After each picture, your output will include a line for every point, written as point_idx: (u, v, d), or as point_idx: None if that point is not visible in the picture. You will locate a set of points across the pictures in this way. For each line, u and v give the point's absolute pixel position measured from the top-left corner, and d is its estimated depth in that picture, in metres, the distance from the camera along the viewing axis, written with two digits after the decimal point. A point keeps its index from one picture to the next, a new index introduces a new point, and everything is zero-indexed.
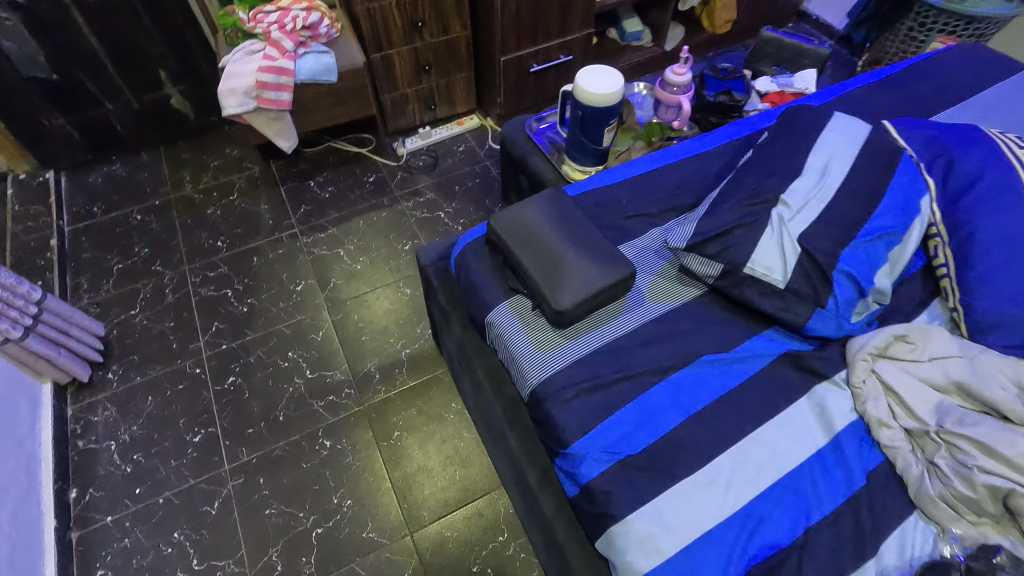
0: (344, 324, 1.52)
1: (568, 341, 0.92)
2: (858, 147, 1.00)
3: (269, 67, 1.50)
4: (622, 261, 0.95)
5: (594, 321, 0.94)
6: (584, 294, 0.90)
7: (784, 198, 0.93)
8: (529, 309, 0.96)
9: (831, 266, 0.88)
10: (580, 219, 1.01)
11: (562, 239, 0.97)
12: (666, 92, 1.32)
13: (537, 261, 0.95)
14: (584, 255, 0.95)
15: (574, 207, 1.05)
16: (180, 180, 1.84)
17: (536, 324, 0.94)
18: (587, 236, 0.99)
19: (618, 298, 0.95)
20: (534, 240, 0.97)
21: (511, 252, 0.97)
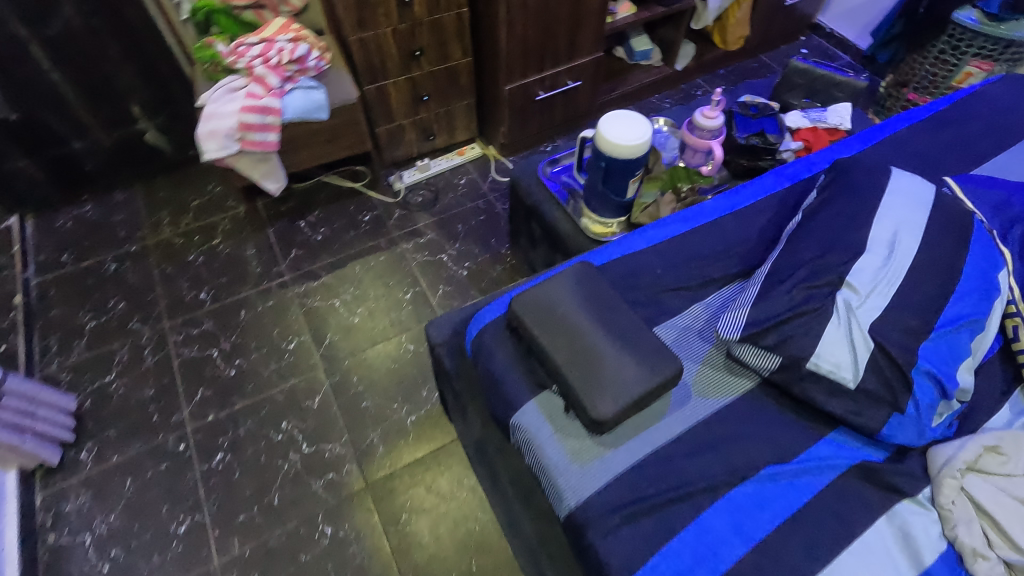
0: (342, 389, 1.39)
1: (608, 451, 0.80)
2: (927, 214, 0.88)
3: (253, 107, 1.35)
4: (666, 356, 0.83)
5: (636, 424, 0.83)
6: (627, 400, 0.79)
7: (850, 280, 0.82)
8: (560, 410, 0.84)
9: (910, 366, 0.76)
10: (615, 302, 0.90)
11: (597, 328, 0.85)
12: (694, 135, 1.22)
13: (571, 357, 0.83)
14: (623, 349, 0.83)
15: (605, 284, 0.93)
16: (158, 222, 1.69)
17: (570, 429, 0.82)
18: (624, 324, 0.87)
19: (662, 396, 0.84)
20: (566, 330, 0.85)
21: (540, 344, 0.85)
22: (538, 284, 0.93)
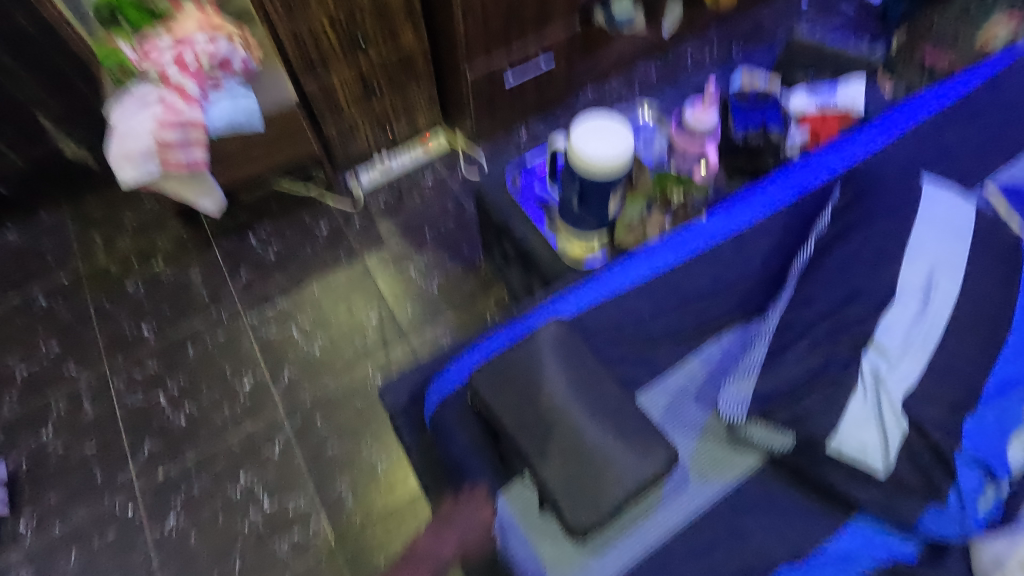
0: (305, 433, 1.26)
1: (591, 559, 0.68)
2: (968, 247, 0.73)
3: (171, 122, 1.15)
4: (660, 438, 0.69)
5: (625, 522, 0.69)
6: (610, 506, 0.65)
7: (877, 340, 0.67)
8: (535, 507, 0.71)
9: (952, 451, 0.63)
10: (598, 369, 0.75)
11: (578, 407, 0.71)
12: (684, 136, 1.07)
13: (544, 450, 0.69)
14: (607, 433, 0.69)
15: (584, 345, 0.78)
16: (90, 247, 1.51)
17: (547, 530, 0.70)
18: (610, 398, 0.72)
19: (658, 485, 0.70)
20: (536, 413, 0.71)
21: (508, 432, 0.71)
22: (507, 349, 0.78)
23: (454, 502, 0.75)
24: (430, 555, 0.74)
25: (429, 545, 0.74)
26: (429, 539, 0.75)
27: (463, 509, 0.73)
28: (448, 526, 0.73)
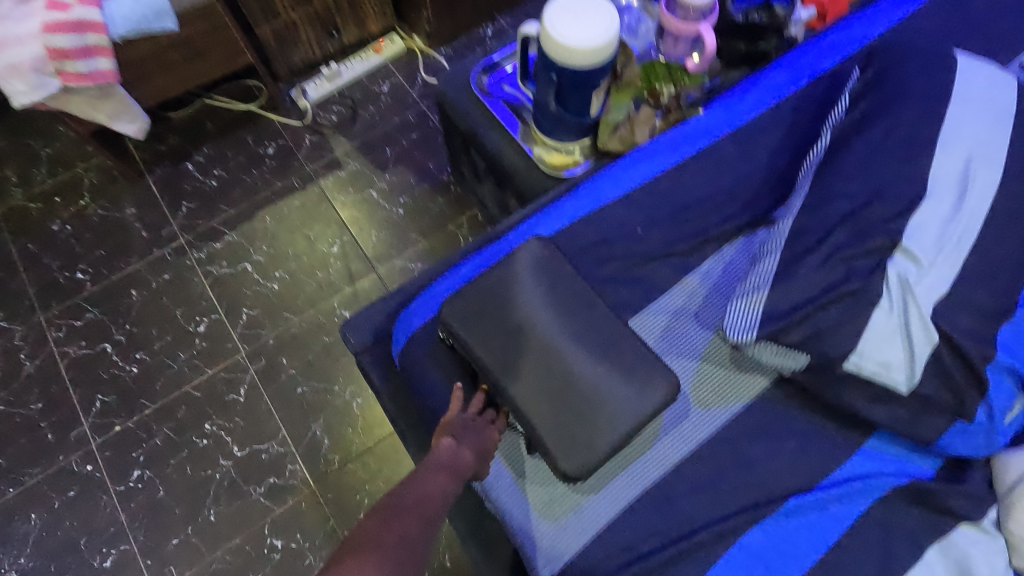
0: (271, 374, 1.17)
1: (584, 501, 0.61)
2: (1009, 129, 0.63)
3: (63, 25, 0.95)
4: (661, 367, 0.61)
5: (620, 459, 0.63)
6: (606, 444, 0.58)
7: (906, 244, 0.58)
8: (521, 449, 0.64)
9: (985, 363, 0.56)
10: (587, 293, 0.65)
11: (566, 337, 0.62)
12: (676, 18, 0.89)
13: (528, 387, 0.60)
14: (600, 364, 0.61)
15: (569, 265, 0.68)
16: (3, 183, 1.32)
17: (535, 472, 0.63)
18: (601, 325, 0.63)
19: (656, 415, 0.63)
20: (517, 347, 0.62)
21: (487, 370, 0.62)
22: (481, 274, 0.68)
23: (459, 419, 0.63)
24: (446, 470, 0.59)
25: (444, 457, 0.60)
26: (440, 455, 0.60)
27: (471, 423, 0.63)
28: (462, 438, 0.61)
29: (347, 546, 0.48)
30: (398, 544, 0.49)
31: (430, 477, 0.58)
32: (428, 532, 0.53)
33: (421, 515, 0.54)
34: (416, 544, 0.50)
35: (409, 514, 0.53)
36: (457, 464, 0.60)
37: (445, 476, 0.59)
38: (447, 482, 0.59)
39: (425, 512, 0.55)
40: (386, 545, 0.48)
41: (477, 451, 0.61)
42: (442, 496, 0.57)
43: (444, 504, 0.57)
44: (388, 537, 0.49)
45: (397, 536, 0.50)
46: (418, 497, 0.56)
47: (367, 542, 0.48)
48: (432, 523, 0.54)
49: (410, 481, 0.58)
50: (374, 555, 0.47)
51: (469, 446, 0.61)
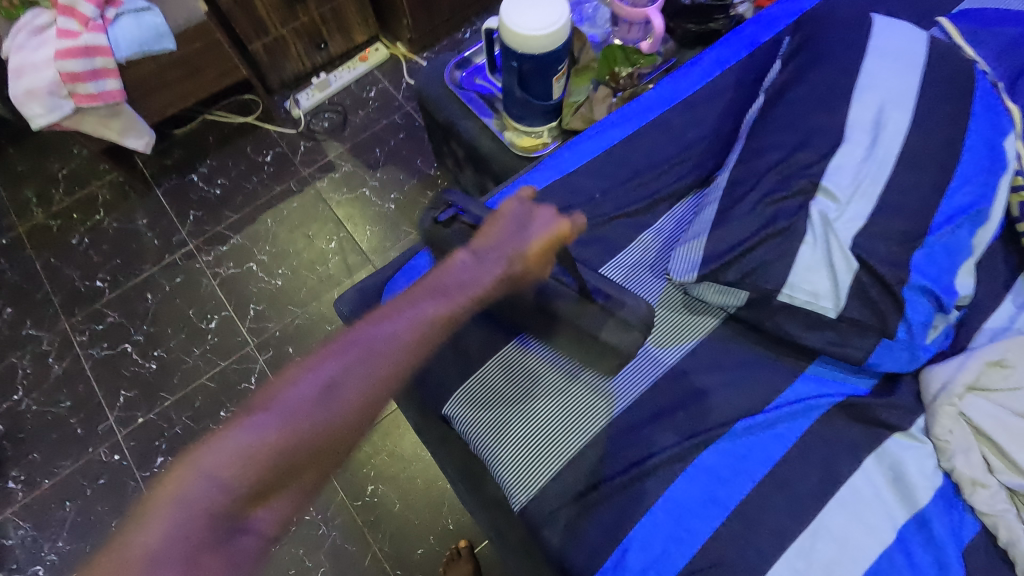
0: (279, 362, 1.26)
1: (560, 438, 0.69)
2: (919, 78, 0.69)
3: (72, 49, 1.05)
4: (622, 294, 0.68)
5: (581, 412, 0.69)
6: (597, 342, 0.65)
7: (825, 185, 0.65)
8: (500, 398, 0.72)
9: (901, 285, 0.63)
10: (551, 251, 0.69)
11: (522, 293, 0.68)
12: (626, 5, 0.96)
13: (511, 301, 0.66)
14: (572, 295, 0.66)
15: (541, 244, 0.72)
16: (24, 204, 1.43)
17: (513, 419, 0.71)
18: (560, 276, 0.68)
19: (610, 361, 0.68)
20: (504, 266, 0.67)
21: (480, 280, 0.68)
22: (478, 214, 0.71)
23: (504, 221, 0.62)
24: (461, 285, 0.58)
25: (462, 274, 0.58)
26: (455, 271, 0.59)
27: (513, 224, 0.62)
28: (493, 247, 0.60)
29: (275, 391, 0.49)
30: (321, 395, 0.49)
31: (404, 314, 0.55)
32: (373, 379, 0.51)
33: (368, 363, 0.51)
34: (342, 396, 0.50)
35: (350, 361, 0.51)
36: (517, 252, 0.60)
37: (432, 302, 0.56)
38: (432, 309, 0.56)
39: (373, 360, 0.52)
40: (307, 400, 0.49)
41: (502, 264, 0.59)
42: (410, 335, 0.54)
43: (411, 344, 0.53)
44: (308, 390, 0.49)
45: (321, 387, 0.50)
46: (371, 340, 0.53)
47: (287, 394, 0.49)
48: (390, 364, 0.52)
49: (377, 316, 0.55)
50: (289, 410, 0.48)
51: (527, 235, 0.61)
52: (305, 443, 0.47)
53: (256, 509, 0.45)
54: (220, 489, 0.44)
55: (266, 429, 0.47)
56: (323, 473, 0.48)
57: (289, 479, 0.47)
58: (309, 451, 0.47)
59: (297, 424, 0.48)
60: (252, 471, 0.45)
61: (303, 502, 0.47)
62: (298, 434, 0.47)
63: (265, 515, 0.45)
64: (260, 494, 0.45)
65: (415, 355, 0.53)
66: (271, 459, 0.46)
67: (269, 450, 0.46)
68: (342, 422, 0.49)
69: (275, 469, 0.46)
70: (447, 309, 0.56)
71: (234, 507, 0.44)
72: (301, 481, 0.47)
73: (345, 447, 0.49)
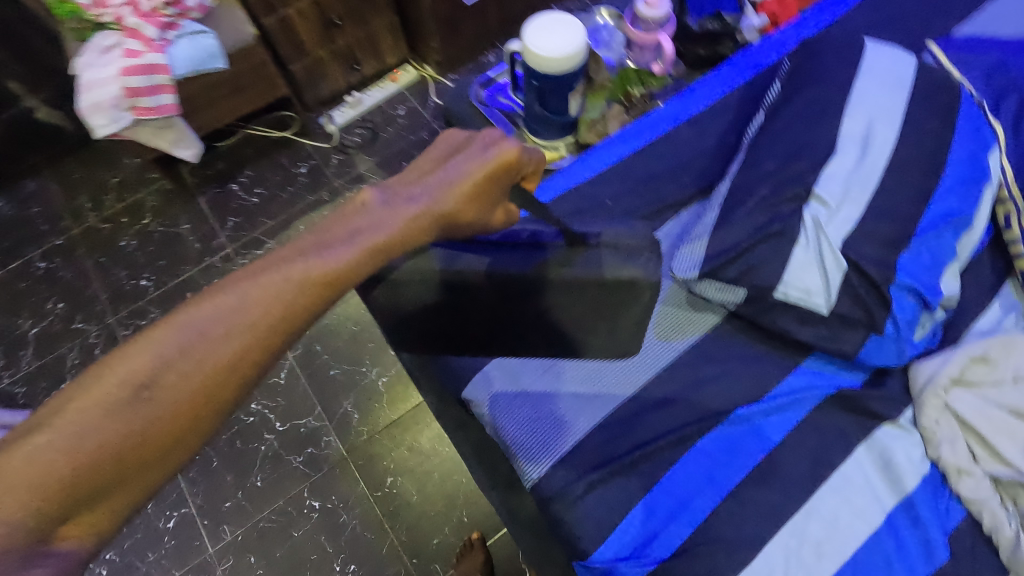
0: (307, 359, 1.33)
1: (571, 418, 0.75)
2: (907, 96, 0.75)
3: (136, 67, 1.16)
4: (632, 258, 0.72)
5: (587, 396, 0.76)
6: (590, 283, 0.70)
7: (817, 192, 0.72)
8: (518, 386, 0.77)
9: (888, 284, 0.68)
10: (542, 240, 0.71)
11: (515, 265, 0.70)
12: (638, 31, 1.04)
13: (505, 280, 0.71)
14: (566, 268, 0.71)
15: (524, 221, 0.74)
16: (78, 208, 1.54)
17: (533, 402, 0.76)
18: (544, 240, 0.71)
19: (625, 304, 0.74)
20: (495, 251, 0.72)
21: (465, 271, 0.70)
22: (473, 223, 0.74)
23: (436, 162, 0.57)
24: (368, 226, 0.50)
25: (377, 211, 0.51)
26: (374, 210, 0.51)
27: (450, 163, 0.56)
28: (423, 187, 0.54)
29: (98, 373, 0.42)
30: (155, 375, 0.42)
31: (275, 273, 0.46)
32: (236, 341, 0.43)
33: (217, 345, 0.43)
34: (177, 382, 0.42)
35: (189, 342, 0.43)
36: (455, 185, 0.54)
37: (331, 254, 0.48)
38: (339, 260, 0.47)
39: (221, 339, 0.43)
40: (123, 401, 0.41)
41: (433, 200, 0.53)
42: (281, 300, 0.45)
43: (281, 314, 0.45)
44: (121, 387, 0.41)
45: (142, 385, 0.41)
46: (211, 317, 0.44)
47: (91, 398, 0.40)
48: (260, 322, 0.44)
49: (232, 286, 0.45)
50: (110, 399, 0.40)
51: (460, 170, 0.55)
52: (138, 431, 0.40)
53: (58, 535, 0.39)
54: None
55: (63, 448, 0.39)
56: (158, 480, 0.42)
57: (111, 492, 0.40)
58: (131, 457, 0.40)
59: (110, 430, 0.40)
60: (45, 499, 0.38)
61: (126, 514, 0.41)
62: (128, 428, 0.40)
63: (73, 544, 0.39)
64: (65, 515, 0.39)
65: (288, 327, 0.45)
66: (71, 476, 0.39)
67: (67, 468, 0.39)
68: (189, 400, 0.42)
69: (80, 487, 0.39)
70: (341, 266, 0.47)
71: (43, 527, 0.38)
72: (125, 494, 0.41)
73: (188, 442, 0.42)
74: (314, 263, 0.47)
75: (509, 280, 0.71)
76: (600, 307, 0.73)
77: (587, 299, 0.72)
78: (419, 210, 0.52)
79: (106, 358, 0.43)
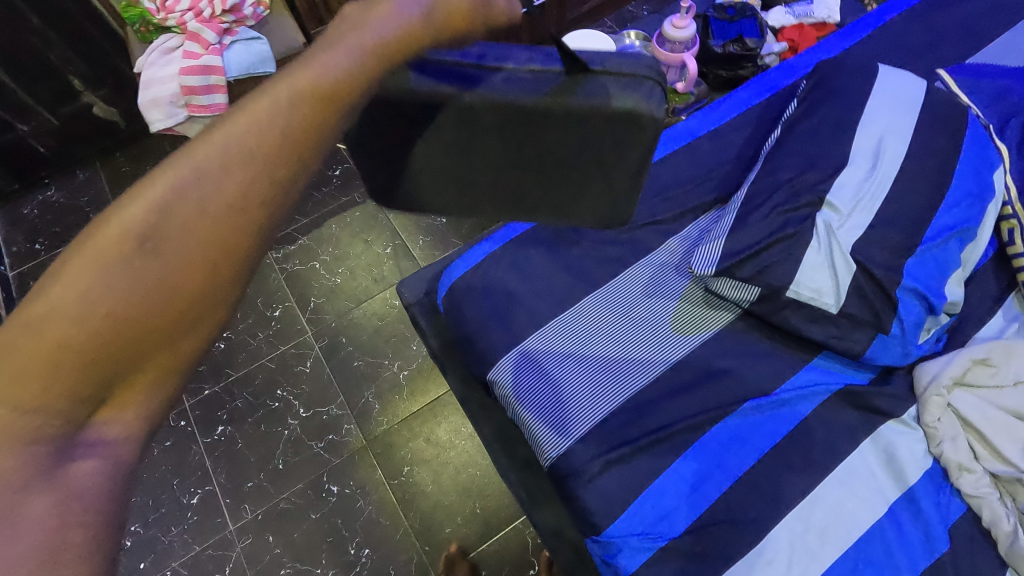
0: (333, 350, 1.39)
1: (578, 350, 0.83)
2: (916, 115, 0.81)
3: (194, 67, 1.25)
4: (633, 82, 0.53)
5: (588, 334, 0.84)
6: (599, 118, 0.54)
7: (829, 199, 0.76)
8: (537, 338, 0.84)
9: (894, 287, 0.73)
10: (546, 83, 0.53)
11: (507, 92, 0.53)
12: (666, 50, 1.11)
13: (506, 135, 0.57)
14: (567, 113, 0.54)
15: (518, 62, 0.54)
16: None
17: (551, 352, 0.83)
18: (532, 66, 0.53)
19: (623, 139, 0.56)
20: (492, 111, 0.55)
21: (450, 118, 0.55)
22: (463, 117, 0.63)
23: None
24: (352, 38, 0.46)
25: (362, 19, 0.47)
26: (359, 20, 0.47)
27: None
28: None
29: (89, 242, 0.39)
30: (155, 224, 0.39)
31: (264, 99, 0.43)
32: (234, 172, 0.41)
33: (216, 185, 0.41)
34: (183, 223, 0.40)
35: (182, 187, 0.40)
36: None
37: (326, 69, 0.45)
38: (334, 73, 0.45)
39: (220, 175, 0.41)
40: (126, 258, 0.38)
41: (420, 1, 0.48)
42: (274, 126, 0.43)
43: (281, 140, 0.43)
44: (123, 240, 0.39)
45: (143, 238, 0.39)
46: (206, 155, 0.41)
47: (88, 257, 0.38)
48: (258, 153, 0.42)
49: (215, 129, 0.42)
50: (110, 261, 0.38)
51: None
52: (154, 284, 0.39)
53: (98, 418, 0.39)
54: (32, 414, 0.36)
55: (71, 321, 0.37)
56: (192, 346, 0.41)
57: (141, 365, 0.39)
58: (146, 322, 0.38)
59: (121, 289, 0.38)
60: (68, 379, 0.37)
61: (167, 384, 0.41)
62: (143, 283, 0.38)
63: (109, 421, 0.39)
64: (100, 395, 0.39)
65: (293, 156, 0.43)
66: (90, 344, 0.37)
67: (80, 343, 0.37)
68: (199, 239, 0.40)
69: (104, 361, 0.38)
70: (334, 80, 0.45)
71: (74, 412, 0.38)
72: (154, 363, 0.40)
73: (214, 297, 0.41)
74: (300, 84, 0.44)
75: (507, 111, 0.54)
76: (598, 145, 0.57)
77: (588, 134, 0.55)
78: (405, 16, 0.47)
79: (93, 226, 0.40)
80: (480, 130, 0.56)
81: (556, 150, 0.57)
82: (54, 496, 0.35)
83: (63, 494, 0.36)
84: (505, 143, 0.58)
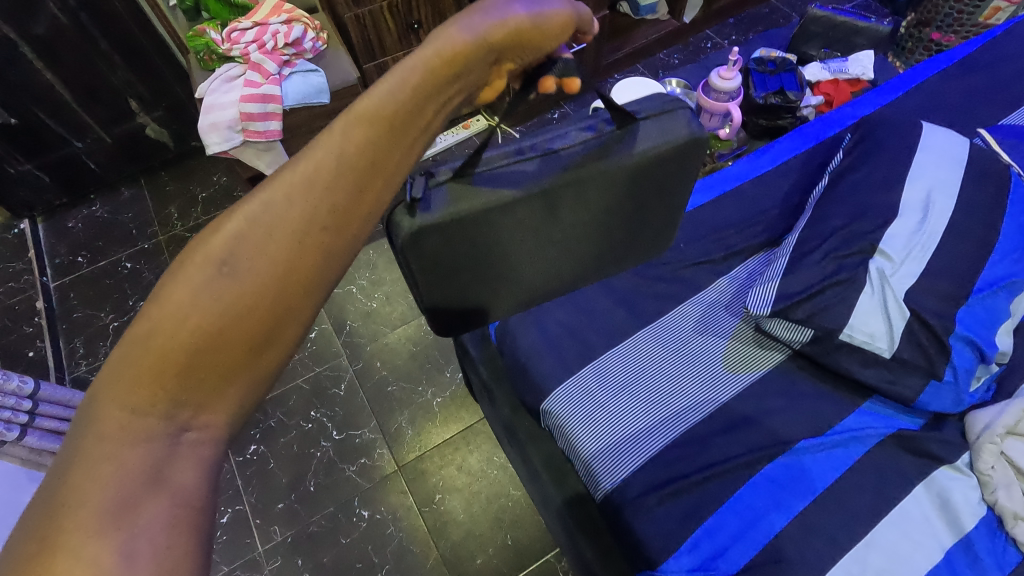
0: (367, 374, 1.41)
1: (614, 407, 0.83)
2: (962, 172, 0.84)
3: (253, 95, 1.30)
4: (671, 116, 0.57)
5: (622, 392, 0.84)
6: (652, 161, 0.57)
7: (883, 247, 0.79)
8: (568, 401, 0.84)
9: (947, 334, 0.76)
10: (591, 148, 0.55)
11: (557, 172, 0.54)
12: (711, 98, 1.16)
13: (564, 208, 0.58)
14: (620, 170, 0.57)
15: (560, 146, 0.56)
16: (167, 218, 1.66)
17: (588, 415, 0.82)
18: (583, 134, 0.56)
19: (663, 172, 0.60)
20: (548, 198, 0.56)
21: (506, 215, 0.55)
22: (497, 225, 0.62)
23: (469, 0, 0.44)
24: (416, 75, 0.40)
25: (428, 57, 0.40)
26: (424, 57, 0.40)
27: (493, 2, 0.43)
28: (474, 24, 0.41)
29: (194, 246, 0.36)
30: (246, 238, 0.35)
31: (323, 135, 0.38)
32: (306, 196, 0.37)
33: (282, 213, 0.36)
34: (271, 241, 0.36)
35: (256, 211, 0.36)
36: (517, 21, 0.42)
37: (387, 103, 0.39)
38: (387, 100, 0.39)
39: (298, 194, 0.37)
40: (217, 269, 0.35)
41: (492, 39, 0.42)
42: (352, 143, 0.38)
43: (355, 161, 0.38)
44: (211, 255, 0.35)
45: (221, 262, 0.35)
46: (281, 178, 0.37)
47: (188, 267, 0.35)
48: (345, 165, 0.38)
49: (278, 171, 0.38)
50: (204, 272, 0.34)
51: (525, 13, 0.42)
52: (244, 299, 0.35)
53: (195, 427, 0.34)
54: (139, 422, 0.33)
55: (170, 331, 0.33)
56: (276, 357, 0.37)
57: (230, 376, 0.35)
58: (235, 335, 0.35)
59: (213, 302, 0.34)
60: (171, 388, 0.34)
61: (253, 397, 0.37)
62: (235, 294, 0.35)
63: (205, 432, 0.35)
64: (199, 400, 0.34)
65: (353, 177, 0.38)
66: (187, 356, 0.34)
67: (174, 355, 0.33)
68: (281, 252, 0.36)
69: (197, 373, 0.34)
70: (386, 106, 0.39)
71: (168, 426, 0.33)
72: (245, 373, 0.36)
73: (290, 314, 0.37)
74: (353, 113, 0.39)
75: (563, 189, 0.55)
76: (648, 182, 0.61)
77: (637, 180, 0.59)
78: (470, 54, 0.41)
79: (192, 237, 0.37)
80: (540, 213, 0.57)
81: (608, 203, 0.61)
82: (169, 497, 0.31)
83: (178, 500, 0.32)
84: (561, 214, 0.59)
